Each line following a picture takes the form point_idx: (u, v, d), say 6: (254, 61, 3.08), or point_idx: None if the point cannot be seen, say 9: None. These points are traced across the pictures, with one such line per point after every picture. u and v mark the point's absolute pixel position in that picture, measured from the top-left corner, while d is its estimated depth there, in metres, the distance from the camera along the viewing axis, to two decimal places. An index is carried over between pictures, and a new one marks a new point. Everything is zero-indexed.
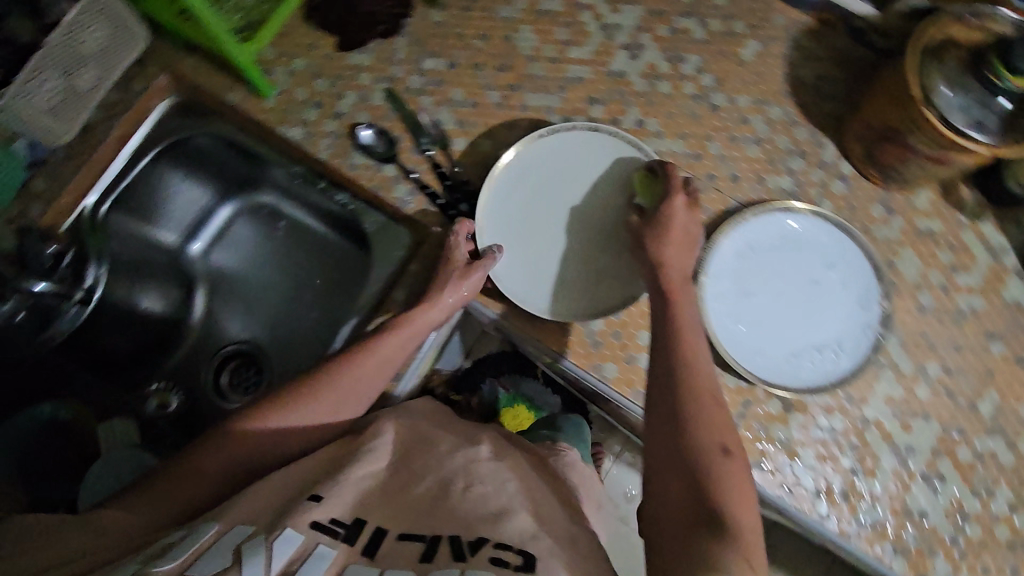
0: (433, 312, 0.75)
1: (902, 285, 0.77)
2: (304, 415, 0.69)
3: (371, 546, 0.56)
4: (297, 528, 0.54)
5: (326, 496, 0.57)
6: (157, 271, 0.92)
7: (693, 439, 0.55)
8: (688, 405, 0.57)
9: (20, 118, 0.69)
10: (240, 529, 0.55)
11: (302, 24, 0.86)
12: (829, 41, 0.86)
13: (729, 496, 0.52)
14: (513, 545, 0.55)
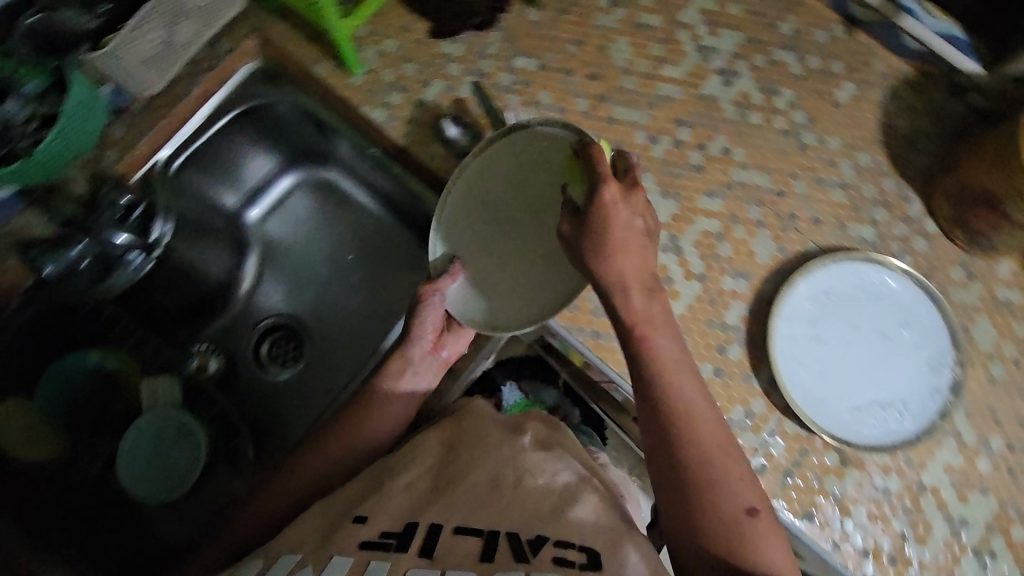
0: (413, 352, 0.79)
1: (975, 353, 0.76)
2: (346, 437, 0.75)
3: (428, 545, 0.54)
4: (345, 553, 0.53)
5: (375, 516, 0.57)
6: (215, 231, 0.92)
7: (703, 495, 0.57)
8: (687, 458, 0.58)
9: (122, 65, 0.69)
10: (287, 559, 0.56)
11: (397, 5, 0.85)
12: (927, 94, 0.84)
13: (750, 540, 0.55)
14: (575, 543, 0.53)
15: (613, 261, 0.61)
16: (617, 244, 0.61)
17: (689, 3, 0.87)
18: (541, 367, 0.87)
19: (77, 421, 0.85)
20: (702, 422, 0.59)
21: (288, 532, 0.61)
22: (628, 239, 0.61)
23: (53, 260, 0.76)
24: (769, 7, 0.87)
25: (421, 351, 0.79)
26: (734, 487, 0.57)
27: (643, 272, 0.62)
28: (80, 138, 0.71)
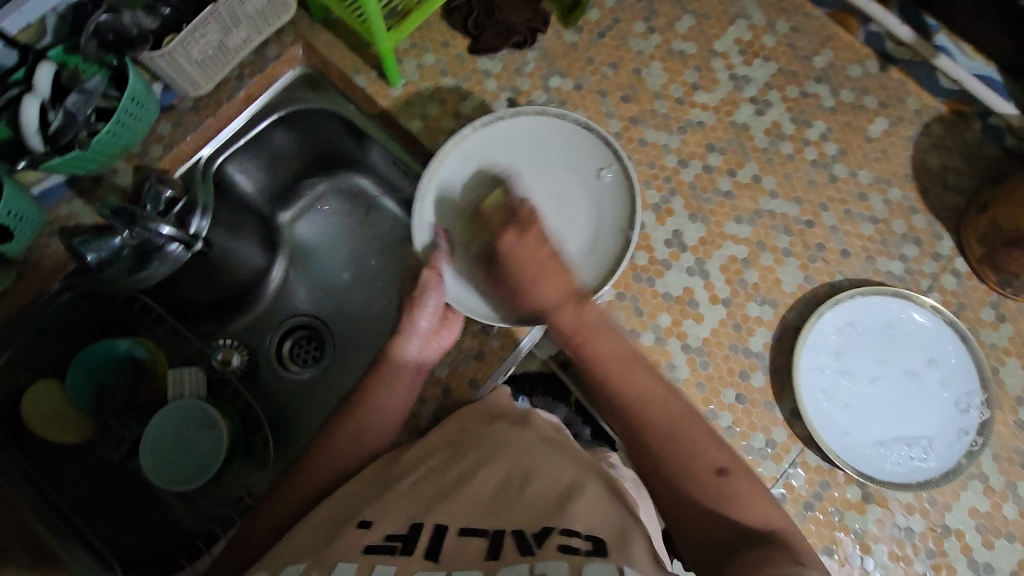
0: (410, 343, 0.70)
1: (1004, 395, 0.74)
2: (342, 437, 0.65)
3: (433, 546, 0.49)
4: (350, 559, 0.47)
5: (378, 520, 0.52)
6: (250, 229, 0.93)
7: (677, 469, 0.55)
8: (647, 435, 0.57)
9: (174, 68, 0.71)
10: (292, 567, 0.49)
11: (439, 21, 0.88)
12: (960, 133, 0.84)
13: (741, 511, 0.52)
14: (579, 531, 0.47)
15: (530, 287, 0.66)
16: (530, 273, 0.65)
17: (724, 32, 0.89)
18: (555, 383, 0.84)
19: (108, 403, 0.81)
20: (648, 393, 0.58)
21: (286, 542, 0.53)
22: (540, 262, 0.66)
23: (95, 248, 0.75)
24: (804, 40, 0.88)
25: (419, 341, 0.71)
26: (699, 447, 0.55)
27: (563, 291, 0.65)
28: (128, 133, 0.73)
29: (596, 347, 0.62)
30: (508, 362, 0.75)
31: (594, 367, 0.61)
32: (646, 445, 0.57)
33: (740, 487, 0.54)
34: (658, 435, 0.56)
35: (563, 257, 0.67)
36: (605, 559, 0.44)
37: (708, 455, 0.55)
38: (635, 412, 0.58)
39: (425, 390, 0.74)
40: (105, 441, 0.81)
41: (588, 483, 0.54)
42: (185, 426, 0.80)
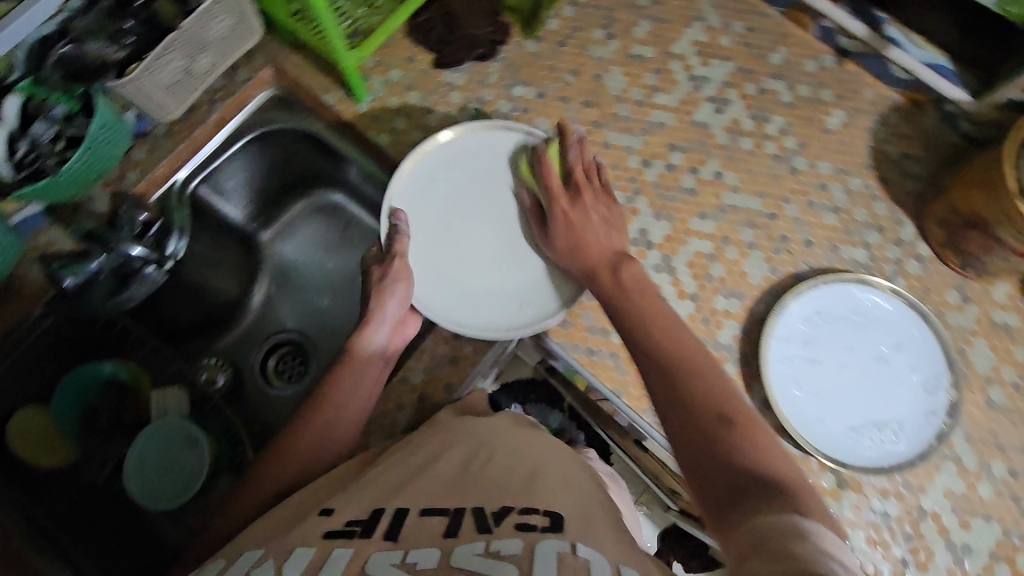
0: (377, 331, 0.73)
1: (973, 376, 0.75)
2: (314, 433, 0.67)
3: (394, 527, 0.49)
4: (309, 544, 0.48)
5: (338, 507, 0.52)
6: (230, 248, 0.95)
7: (693, 411, 0.55)
8: (669, 379, 0.58)
9: (143, 93, 0.72)
10: (248, 555, 0.50)
11: (403, 38, 0.91)
12: (916, 121, 0.86)
13: (750, 459, 0.51)
14: (539, 508, 0.50)
15: (567, 248, 0.74)
16: (579, 236, 0.73)
17: (682, 35, 0.91)
18: (548, 390, 0.81)
19: (93, 423, 0.84)
20: (674, 340, 0.61)
21: (254, 526, 0.56)
22: (588, 233, 0.73)
23: (73, 272, 0.77)
24: (760, 38, 0.90)
25: (386, 330, 0.73)
26: (717, 394, 0.56)
27: (600, 253, 0.72)
28: (103, 160, 0.75)
29: (634, 301, 0.66)
30: (482, 366, 0.76)
31: (630, 322, 0.65)
32: (676, 393, 0.57)
33: (758, 439, 0.53)
34: (688, 380, 0.57)
35: (610, 225, 0.75)
36: (559, 535, 0.47)
37: (730, 406, 0.55)
38: (661, 359, 0.60)
39: (400, 397, 0.74)
40: (89, 462, 0.83)
41: (547, 469, 0.56)
42: (167, 443, 0.80)
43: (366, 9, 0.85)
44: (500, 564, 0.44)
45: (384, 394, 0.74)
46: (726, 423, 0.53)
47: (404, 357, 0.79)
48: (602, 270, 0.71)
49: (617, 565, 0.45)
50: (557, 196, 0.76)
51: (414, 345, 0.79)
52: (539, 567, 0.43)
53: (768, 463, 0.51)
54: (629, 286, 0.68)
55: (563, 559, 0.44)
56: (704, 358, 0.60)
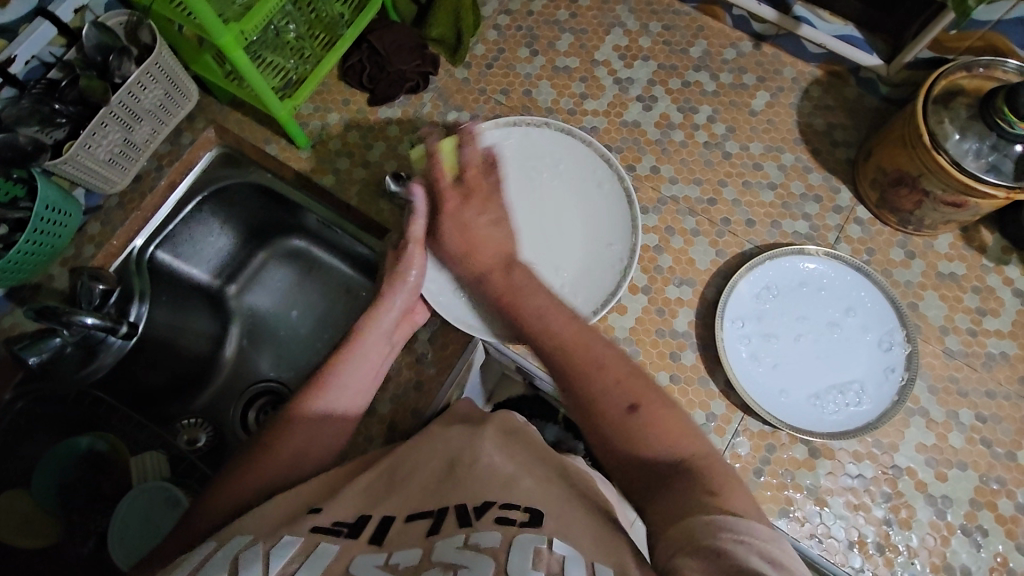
0: (386, 317, 0.69)
1: (927, 329, 0.76)
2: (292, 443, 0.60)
3: (378, 532, 0.45)
4: (296, 532, 0.45)
5: (328, 506, 0.49)
6: (197, 306, 0.97)
7: (594, 400, 0.53)
8: (567, 375, 0.55)
9: (83, 169, 0.74)
10: (239, 539, 0.46)
11: (336, 82, 0.94)
12: (837, 91, 0.89)
13: (660, 439, 0.50)
14: (519, 505, 0.45)
15: (459, 248, 0.69)
16: (466, 239, 0.69)
17: (603, 42, 0.94)
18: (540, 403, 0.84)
19: (70, 499, 0.82)
20: (554, 321, 0.59)
21: (242, 521, 0.49)
22: (475, 232, 0.69)
23: (36, 351, 0.78)
24: (677, 35, 0.94)
25: (393, 317, 0.70)
26: (611, 380, 0.53)
27: (491, 259, 0.67)
28: (53, 241, 0.77)
29: (526, 306, 0.61)
30: (446, 385, 0.76)
31: (520, 315, 0.61)
32: (579, 395, 0.54)
33: (664, 417, 0.51)
34: (581, 375, 0.54)
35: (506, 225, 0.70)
36: (537, 531, 0.42)
37: (630, 390, 0.53)
38: (561, 352, 0.57)
39: (369, 429, 0.74)
40: (72, 540, 0.81)
41: (532, 470, 0.51)
42: (148, 510, 0.79)
43: (296, 60, 0.87)
44: (478, 556, 0.39)
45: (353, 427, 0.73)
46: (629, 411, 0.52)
47: None
48: (495, 270, 0.66)
49: (592, 563, 0.40)
50: (444, 193, 0.71)
51: None
52: (515, 561, 0.38)
53: (678, 446, 0.50)
54: (521, 291, 0.63)
55: (540, 555, 0.39)
56: (595, 342, 0.57)
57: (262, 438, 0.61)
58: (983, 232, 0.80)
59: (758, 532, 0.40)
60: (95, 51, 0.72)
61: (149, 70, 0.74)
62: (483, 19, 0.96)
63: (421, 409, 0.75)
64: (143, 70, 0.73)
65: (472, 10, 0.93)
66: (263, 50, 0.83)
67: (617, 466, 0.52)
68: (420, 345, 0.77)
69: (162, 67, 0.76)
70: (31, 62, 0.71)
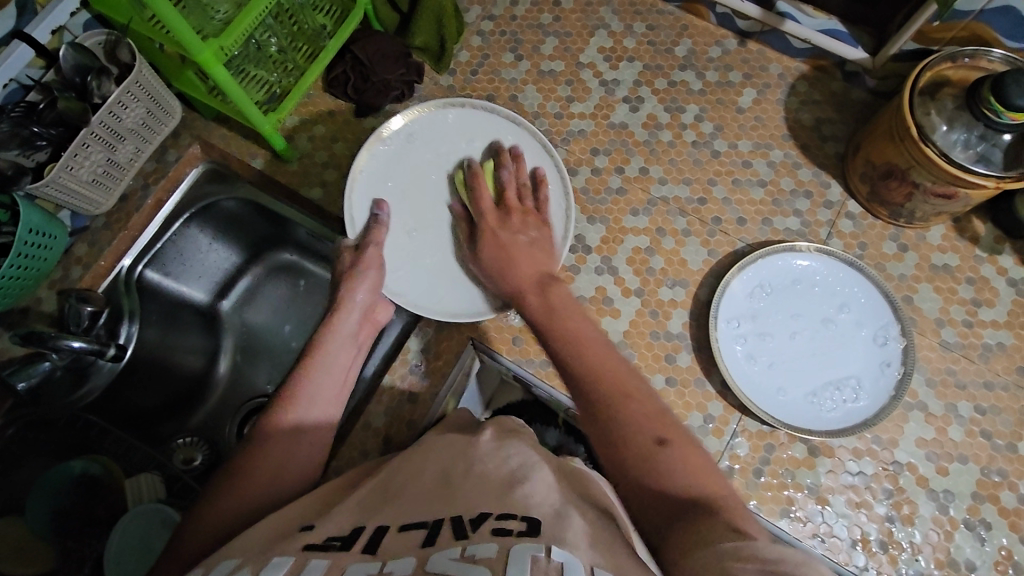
0: (348, 318, 0.68)
1: (923, 322, 0.76)
2: (272, 460, 0.58)
3: (373, 541, 0.43)
4: (285, 553, 0.42)
5: (321, 523, 0.47)
6: (189, 323, 0.96)
7: (621, 432, 0.52)
8: (596, 401, 0.54)
9: (66, 190, 0.74)
10: (224, 564, 0.44)
11: (321, 94, 0.93)
12: (824, 85, 0.89)
13: (684, 482, 0.49)
14: (516, 512, 0.43)
15: (501, 269, 0.70)
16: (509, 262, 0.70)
17: (588, 44, 0.94)
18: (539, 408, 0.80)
19: (65, 526, 0.81)
20: (590, 343, 0.58)
21: (230, 545, 0.48)
22: (515, 250, 0.70)
23: (25, 376, 0.79)
24: (662, 35, 0.93)
25: (356, 316, 0.69)
26: (641, 414, 0.52)
27: (530, 275, 0.68)
28: (38, 264, 0.76)
29: (558, 327, 0.61)
30: (441, 395, 0.75)
31: (556, 343, 0.59)
32: (607, 426, 0.52)
33: (690, 457, 0.50)
34: (613, 405, 0.53)
35: (544, 245, 0.72)
36: (535, 539, 0.40)
37: (659, 426, 0.52)
38: (597, 378, 0.55)
39: (365, 443, 0.73)
40: (67, 566, 0.80)
41: (532, 472, 0.49)
42: (146, 530, 0.78)
43: (279, 74, 0.86)
44: (474, 566, 0.37)
45: (347, 442, 0.72)
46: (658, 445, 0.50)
47: (364, 403, 0.77)
48: (530, 290, 0.66)
49: (591, 566, 0.38)
50: (486, 214, 0.74)
51: (371, 388, 0.78)
52: (512, 566, 0.36)
53: (698, 486, 0.49)
54: (556, 312, 0.62)
55: (537, 563, 0.36)
56: (629, 374, 0.55)
57: (238, 458, 0.59)
58: (975, 223, 0.79)
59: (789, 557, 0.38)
60: (74, 71, 0.72)
61: (131, 89, 0.74)
62: (466, 25, 0.96)
63: (417, 420, 0.74)
64: (124, 88, 0.73)
65: (455, 17, 0.92)
66: (246, 64, 0.82)
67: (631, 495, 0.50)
68: (413, 356, 0.77)
69: (144, 85, 0.75)
70: (9, 85, 0.71)
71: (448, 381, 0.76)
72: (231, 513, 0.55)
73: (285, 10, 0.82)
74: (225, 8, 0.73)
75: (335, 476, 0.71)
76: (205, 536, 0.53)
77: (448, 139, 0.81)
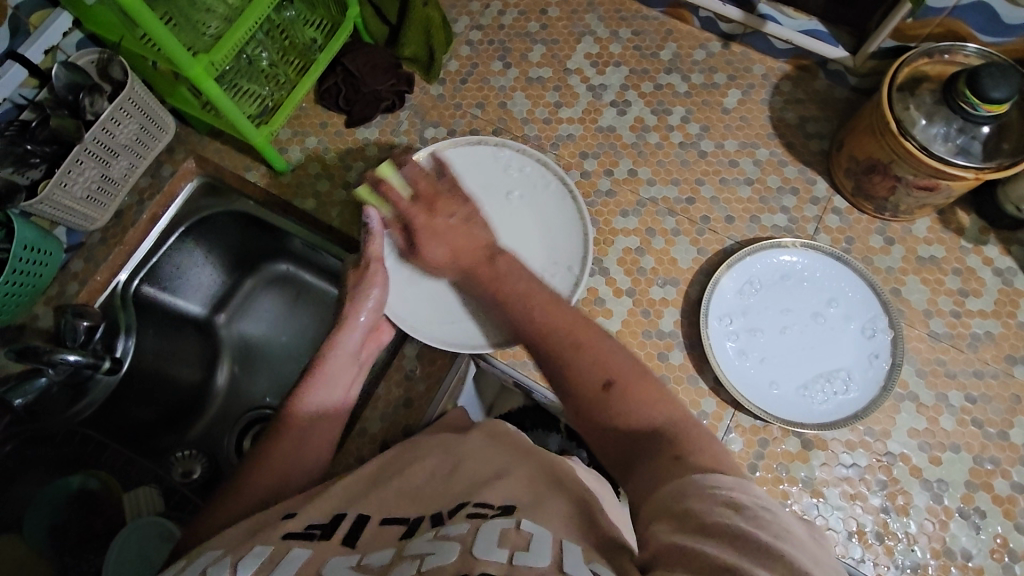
0: (349, 337, 0.69)
1: (911, 313, 0.77)
2: (273, 465, 0.60)
3: (352, 534, 0.43)
4: (266, 543, 0.42)
5: (302, 510, 0.47)
6: (186, 337, 0.96)
7: (574, 379, 0.53)
8: (548, 352, 0.56)
9: (60, 207, 0.74)
10: (206, 555, 0.44)
11: (313, 106, 0.95)
12: (807, 85, 0.90)
13: (635, 411, 0.50)
14: (495, 501, 0.43)
15: (442, 254, 0.69)
16: (444, 242, 0.69)
17: (574, 51, 0.96)
18: (541, 413, 0.81)
19: (63, 541, 0.82)
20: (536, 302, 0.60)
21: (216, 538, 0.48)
22: (449, 236, 0.69)
23: (23, 392, 0.77)
24: (647, 39, 0.95)
25: (359, 337, 0.70)
26: (584, 358, 0.53)
27: (470, 252, 0.68)
28: (33, 280, 0.77)
29: (508, 289, 0.62)
30: (438, 399, 0.75)
31: (510, 303, 0.61)
32: (562, 375, 0.54)
33: (639, 387, 0.51)
34: (565, 353, 0.55)
35: (476, 223, 0.70)
36: (508, 516, 0.40)
37: (605, 366, 0.53)
38: (543, 332, 0.57)
39: (362, 449, 0.73)
40: None
41: (514, 466, 0.49)
42: (142, 547, 0.78)
43: (271, 87, 0.88)
44: (445, 543, 0.37)
45: (345, 449, 0.73)
46: (608, 384, 0.52)
47: (361, 409, 0.77)
48: (478, 264, 0.66)
49: (561, 539, 0.38)
50: (409, 211, 0.70)
51: (367, 394, 0.78)
52: (482, 539, 0.37)
53: (652, 413, 0.50)
54: (501, 284, 0.63)
55: (507, 535, 0.37)
56: (579, 325, 0.56)
57: None
58: (960, 214, 0.80)
59: (722, 481, 0.40)
60: (66, 90, 0.73)
61: (123, 105, 0.75)
62: (454, 35, 0.98)
63: (414, 424, 0.74)
64: (116, 105, 0.74)
65: (443, 28, 0.94)
66: (238, 79, 0.83)
67: (597, 436, 0.52)
68: (408, 361, 0.77)
69: (135, 102, 0.76)
70: (3, 105, 0.72)
71: (446, 387, 0.76)
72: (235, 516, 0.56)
73: (276, 26, 0.84)
74: (216, 24, 0.74)
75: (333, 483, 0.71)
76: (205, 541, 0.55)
77: (486, 172, 0.81)
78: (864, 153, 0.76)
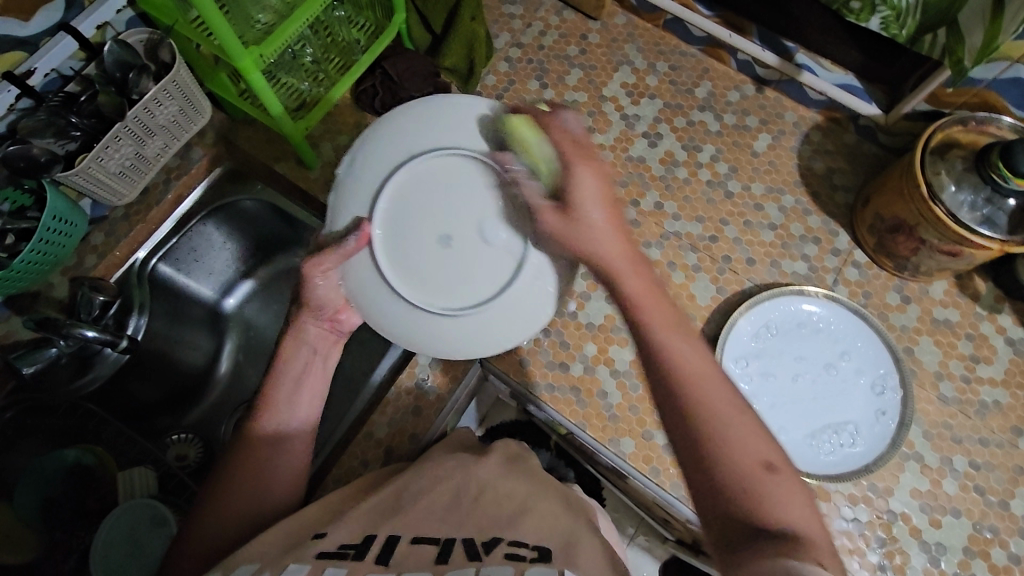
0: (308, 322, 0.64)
1: (923, 373, 0.78)
2: (280, 463, 0.59)
3: (384, 553, 0.43)
4: (302, 561, 0.42)
5: (333, 532, 0.46)
6: (193, 320, 0.95)
7: (714, 435, 0.48)
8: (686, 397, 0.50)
9: (93, 180, 0.75)
10: (245, 567, 0.44)
11: (349, 105, 0.95)
12: (836, 136, 0.92)
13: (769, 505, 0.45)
14: (528, 541, 0.43)
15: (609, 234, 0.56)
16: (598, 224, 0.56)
17: (611, 79, 0.97)
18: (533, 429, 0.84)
19: (55, 514, 0.80)
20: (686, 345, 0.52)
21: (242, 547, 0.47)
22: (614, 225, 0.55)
23: (30, 361, 0.77)
24: (683, 75, 0.96)
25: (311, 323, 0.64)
26: (732, 426, 0.48)
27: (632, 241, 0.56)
28: (57, 250, 0.77)
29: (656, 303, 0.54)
30: (445, 412, 0.76)
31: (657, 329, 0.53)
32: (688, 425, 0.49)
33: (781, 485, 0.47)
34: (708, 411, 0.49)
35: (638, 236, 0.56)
36: (547, 564, 0.40)
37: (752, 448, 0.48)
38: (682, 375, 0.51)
39: (366, 453, 0.72)
40: (52, 557, 0.78)
41: (538, 502, 0.49)
42: (134, 527, 0.77)
43: (309, 83, 0.89)
44: None
45: (349, 451, 0.72)
46: (766, 474, 0.47)
47: (368, 412, 0.77)
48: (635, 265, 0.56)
49: None
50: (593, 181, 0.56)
51: (377, 398, 0.78)
52: None
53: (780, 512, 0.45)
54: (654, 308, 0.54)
55: None
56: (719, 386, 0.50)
57: (236, 455, 0.59)
58: (976, 280, 0.82)
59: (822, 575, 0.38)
60: (114, 67, 0.73)
61: (168, 88, 0.75)
62: (495, 51, 0.99)
63: (422, 429, 0.74)
64: (162, 86, 0.74)
65: (485, 43, 0.95)
66: (278, 71, 0.86)
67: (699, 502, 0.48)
68: (419, 370, 0.76)
69: (180, 86, 0.77)
70: (48, 75, 0.73)
71: (453, 398, 0.77)
72: (236, 517, 0.56)
73: (323, 24, 0.86)
74: (267, 17, 0.75)
75: (334, 485, 0.71)
76: (208, 540, 0.55)
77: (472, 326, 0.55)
78: (891, 211, 0.76)
